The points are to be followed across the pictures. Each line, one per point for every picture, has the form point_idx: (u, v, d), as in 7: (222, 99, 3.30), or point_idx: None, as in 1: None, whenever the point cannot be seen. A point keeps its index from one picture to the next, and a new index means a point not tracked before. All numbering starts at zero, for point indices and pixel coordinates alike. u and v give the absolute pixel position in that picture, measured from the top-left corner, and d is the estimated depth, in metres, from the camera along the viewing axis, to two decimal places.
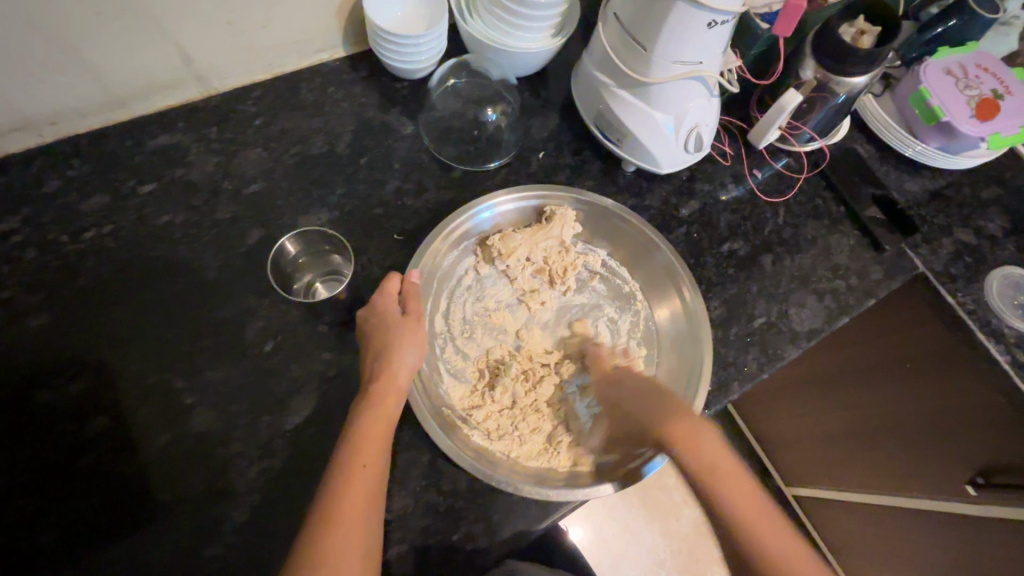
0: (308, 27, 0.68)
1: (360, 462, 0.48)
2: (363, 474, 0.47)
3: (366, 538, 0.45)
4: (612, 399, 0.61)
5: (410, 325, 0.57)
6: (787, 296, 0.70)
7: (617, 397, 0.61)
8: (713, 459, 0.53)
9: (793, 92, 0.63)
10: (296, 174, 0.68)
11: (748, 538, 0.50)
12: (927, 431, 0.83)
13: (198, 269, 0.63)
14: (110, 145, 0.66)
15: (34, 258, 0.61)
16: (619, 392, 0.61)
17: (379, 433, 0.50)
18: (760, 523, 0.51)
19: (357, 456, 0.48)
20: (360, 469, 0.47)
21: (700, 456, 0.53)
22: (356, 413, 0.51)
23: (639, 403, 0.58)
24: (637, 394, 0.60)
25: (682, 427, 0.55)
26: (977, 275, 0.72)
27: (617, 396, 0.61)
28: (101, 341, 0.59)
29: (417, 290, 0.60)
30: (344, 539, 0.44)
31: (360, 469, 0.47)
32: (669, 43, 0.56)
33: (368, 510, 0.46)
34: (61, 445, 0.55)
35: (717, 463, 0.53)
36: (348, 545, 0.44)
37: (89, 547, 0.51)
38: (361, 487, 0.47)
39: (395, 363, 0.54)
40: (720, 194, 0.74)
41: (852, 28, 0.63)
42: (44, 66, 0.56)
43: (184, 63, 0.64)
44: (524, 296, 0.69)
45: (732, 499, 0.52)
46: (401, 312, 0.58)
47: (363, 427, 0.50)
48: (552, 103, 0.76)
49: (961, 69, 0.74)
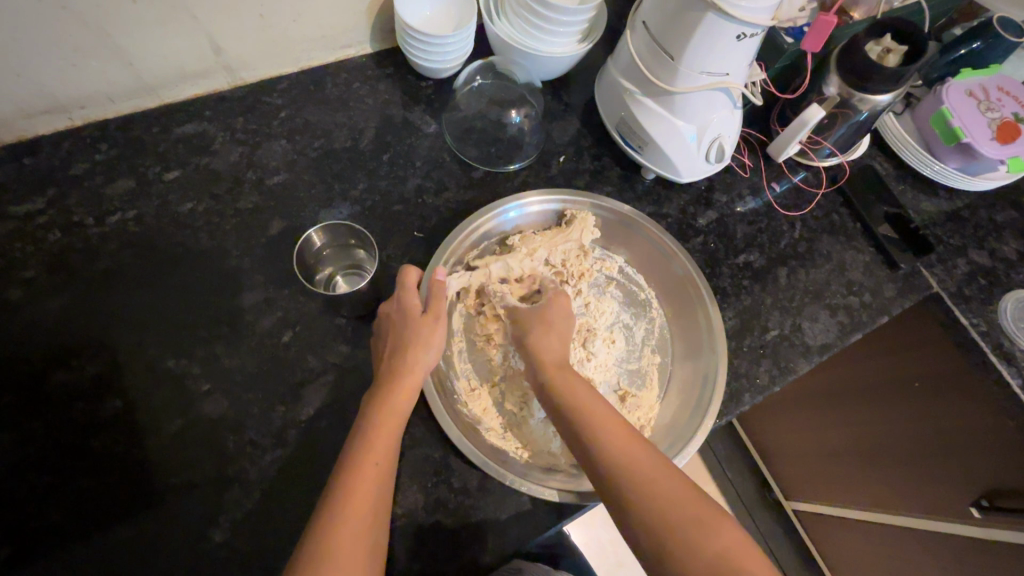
0: (337, 23, 0.69)
1: (372, 462, 0.47)
2: (374, 474, 0.47)
3: (370, 540, 0.45)
4: (535, 321, 0.60)
5: (429, 325, 0.56)
6: (801, 310, 0.70)
7: (537, 330, 0.60)
8: (578, 400, 0.52)
9: (816, 107, 0.63)
10: (318, 167, 0.69)
11: (629, 484, 0.46)
12: (934, 450, 0.82)
13: (220, 257, 0.63)
14: (137, 131, 0.67)
15: (58, 239, 0.61)
16: (546, 321, 0.60)
17: (391, 434, 0.50)
18: (631, 462, 0.48)
19: (368, 455, 0.48)
20: (371, 469, 0.47)
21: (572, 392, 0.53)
22: (369, 410, 0.51)
23: (543, 344, 0.58)
24: (557, 322, 0.61)
25: (565, 381, 0.54)
26: (991, 297, 0.72)
27: (545, 331, 0.59)
28: (121, 322, 0.59)
29: (442, 288, 0.59)
30: (350, 542, 0.43)
31: (371, 469, 0.47)
32: (699, 53, 0.56)
33: (377, 511, 0.46)
34: (78, 424, 0.55)
35: (592, 404, 0.52)
36: (355, 544, 0.43)
37: (98, 527, 0.52)
38: (371, 488, 0.46)
39: (410, 364, 0.54)
40: (737, 206, 0.75)
41: (878, 47, 0.63)
42: (77, 50, 0.57)
43: (213, 53, 0.65)
44: None
45: (609, 450, 0.48)
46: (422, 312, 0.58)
47: (377, 427, 0.50)
48: (574, 108, 0.76)
49: (982, 92, 0.74)
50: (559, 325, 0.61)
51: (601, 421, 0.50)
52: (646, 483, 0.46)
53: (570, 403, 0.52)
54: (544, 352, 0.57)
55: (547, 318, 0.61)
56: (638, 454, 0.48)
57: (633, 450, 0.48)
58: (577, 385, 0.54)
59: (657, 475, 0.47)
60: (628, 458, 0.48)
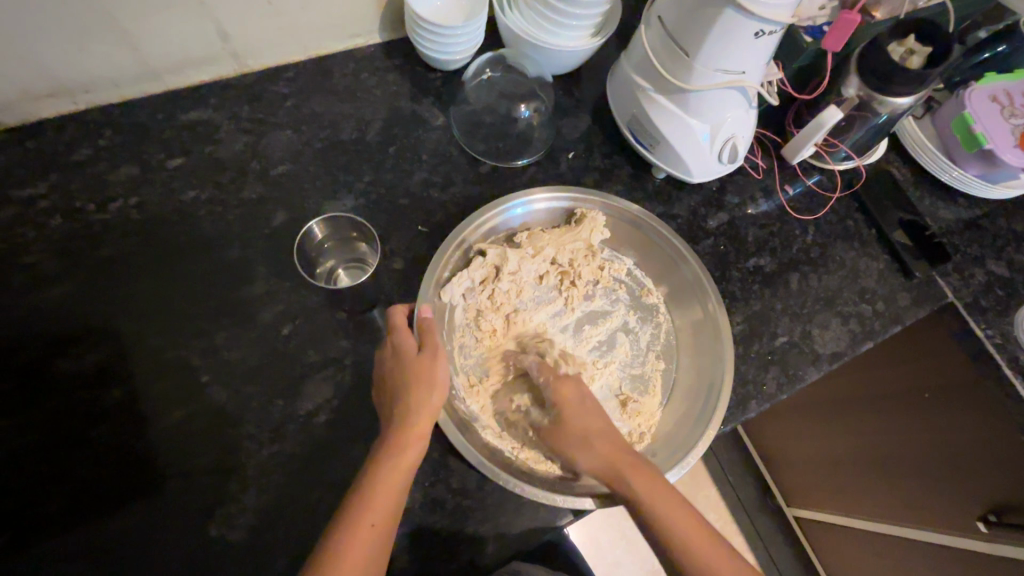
0: (346, 12, 0.67)
1: (367, 521, 0.45)
2: (368, 535, 0.45)
3: None
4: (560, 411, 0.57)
5: (429, 362, 0.53)
6: (812, 317, 0.68)
7: (569, 444, 0.55)
8: (646, 486, 0.51)
9: (833, 109, 0.62)
10: (323, 157, 0.68)
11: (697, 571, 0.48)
12: (941, 462, 0.81)
13: (222, 247, 0.63)
14: (142, 117, 0.66)
15: (59, 225, 0.61)
16: (572, 413, 0.56)
17: (391, 492, 0.47)
18: (700, 551, 0.48)
19: (364, 515, 0.45)
20: (366, 528, 0.45)
21: (639, 479, 0.51)
22: (370, 464, 0.49)
23: (581, 439, 0.54)
24: (585, 416, 0.56)
25: (628, 472, 0.52)
26: (1008, 309, 0.70)
27: (575, 445, 0.54)
28: (121, 311, 0.59)
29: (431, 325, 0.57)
30: None
31: (365, 529, 0.45)
32: (715, 50, 0.55)
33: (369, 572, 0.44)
34: (75, 414, 0.55)
35: (658, 491, 0.51)
36: None
37: (93, 519, 0.51)
38: (364, 551, 0.44)
39: (413, 410, 0.51)
40: (748, 208, 0.73)
41: (900, 49, 0.61)
42: (83, 33, 0.56)
43: (220, 40, 0.64)
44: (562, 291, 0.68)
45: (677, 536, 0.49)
46: (417, 348, 0.55)
47: (375, 477, 0.47)
48: (585, 104, 0.75)
49: (1007, 98, 0.72)
50: (597, 410, 0.57)
51: (692, 538, 0.49)
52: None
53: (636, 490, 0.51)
54: (580, 437, 0.54)
55: (583, 401, 0.57)
56: (708, 544, 0.49)
57: (702, 539, 0.49)
58: (641, 468, 0.52)
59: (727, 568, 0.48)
60: (696, 547, 0.49)
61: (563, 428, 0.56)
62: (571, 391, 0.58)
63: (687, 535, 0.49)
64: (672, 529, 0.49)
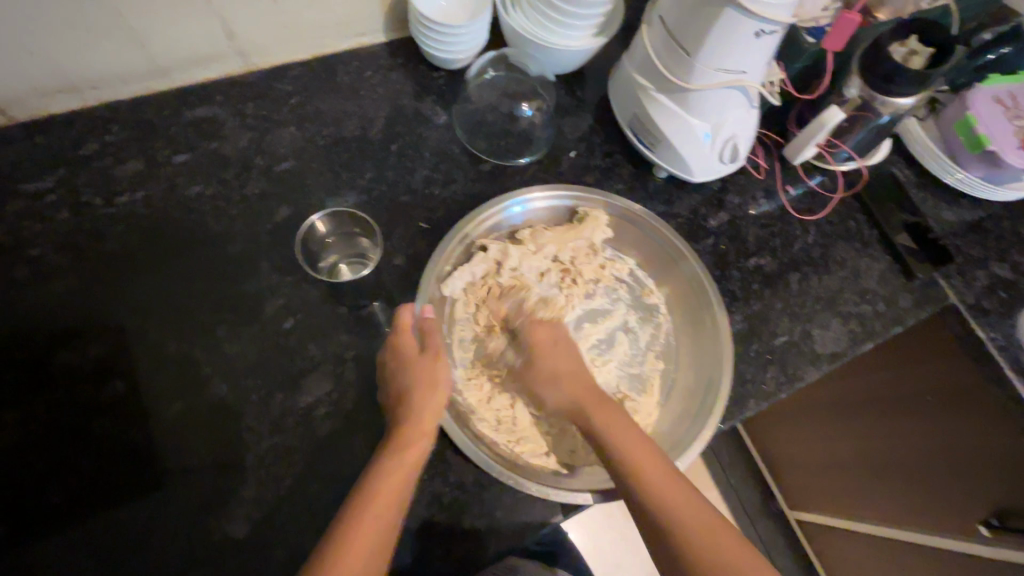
0: (351, 11, 0.68)
1: (369, 519, 0.45)
2: (370, 533, 0.44)
3: None
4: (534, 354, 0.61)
5: (429, 366, 0.55)
6: (811, 317, 0.68)
7: (543, 384, 0.59)
8: (617, 432, 0.53)
9: (835, 108, 0.63)
10: (325, 154, 0.68)
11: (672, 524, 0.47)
12: (945, 466, 0.80)
13: (226, 242, 0.63)
14: (149, 113, 0.67)
15: (66, 218, 0.62)
16: (546, 352, 0.61)
17: (392, 492, 0.47)
18: (674, 499, 0.48)
19: (366, 512, 0.45)
20: (368, 525, 0.44)
21: (610, 424, 0.54)
22: (374, 464, 0.49)
23: (551, 376, 0.59)
24: (557, 355, 0.61)
25: (600, 415, 0.55)
26: (1011, 311, 0.70)
27: (549, 382, 0.59)
28: (125, 304, 0.60)
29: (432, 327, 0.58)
30: None
31: (367, 526, 0.44)
32: (715, 50, 0.55)
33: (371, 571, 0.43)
34: (79, 405, 0.55)
35: (631, 437, 0.52)
36: None
37: (95, 508, 0.52)
38: (364, 548, 0.43)
39: (415, 411, 0.52)
40: (749, 208, 0.73)
41: (903, 49, 0.61)
42: (92, 30, 0.57)
43: (226, 38, 0.64)
44: (563, 283, 0.68)
45: (650, 486, 0.49)
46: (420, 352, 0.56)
47: (378, 476, 0.47)
48: (587, 103, 0.75)
49: (1012, 99, 0.71)
50: (571, 353, 0.62)
51: (665, 488, 0.49)
52: (689, 530, 0.47)
53: (606, 433, 0.53)
54: (551, 374, 0.59)
55: (558, 344, 0.62)
56: (685, 498, 0.49)
57: (677, 492, 0.49)
58: (612, 415, 0.55)
59: (706, 523, 0.47)
60: (670, 496, 0.48)
61: (538, 368, 0.60)
62: (540, 333, 0.63)
63: (660, 486, 0.49)
64: (641, 474, 0.49)
